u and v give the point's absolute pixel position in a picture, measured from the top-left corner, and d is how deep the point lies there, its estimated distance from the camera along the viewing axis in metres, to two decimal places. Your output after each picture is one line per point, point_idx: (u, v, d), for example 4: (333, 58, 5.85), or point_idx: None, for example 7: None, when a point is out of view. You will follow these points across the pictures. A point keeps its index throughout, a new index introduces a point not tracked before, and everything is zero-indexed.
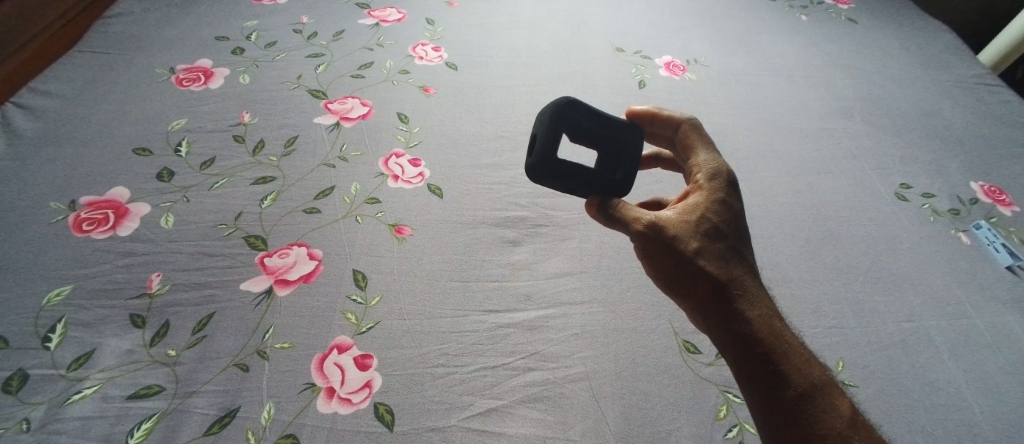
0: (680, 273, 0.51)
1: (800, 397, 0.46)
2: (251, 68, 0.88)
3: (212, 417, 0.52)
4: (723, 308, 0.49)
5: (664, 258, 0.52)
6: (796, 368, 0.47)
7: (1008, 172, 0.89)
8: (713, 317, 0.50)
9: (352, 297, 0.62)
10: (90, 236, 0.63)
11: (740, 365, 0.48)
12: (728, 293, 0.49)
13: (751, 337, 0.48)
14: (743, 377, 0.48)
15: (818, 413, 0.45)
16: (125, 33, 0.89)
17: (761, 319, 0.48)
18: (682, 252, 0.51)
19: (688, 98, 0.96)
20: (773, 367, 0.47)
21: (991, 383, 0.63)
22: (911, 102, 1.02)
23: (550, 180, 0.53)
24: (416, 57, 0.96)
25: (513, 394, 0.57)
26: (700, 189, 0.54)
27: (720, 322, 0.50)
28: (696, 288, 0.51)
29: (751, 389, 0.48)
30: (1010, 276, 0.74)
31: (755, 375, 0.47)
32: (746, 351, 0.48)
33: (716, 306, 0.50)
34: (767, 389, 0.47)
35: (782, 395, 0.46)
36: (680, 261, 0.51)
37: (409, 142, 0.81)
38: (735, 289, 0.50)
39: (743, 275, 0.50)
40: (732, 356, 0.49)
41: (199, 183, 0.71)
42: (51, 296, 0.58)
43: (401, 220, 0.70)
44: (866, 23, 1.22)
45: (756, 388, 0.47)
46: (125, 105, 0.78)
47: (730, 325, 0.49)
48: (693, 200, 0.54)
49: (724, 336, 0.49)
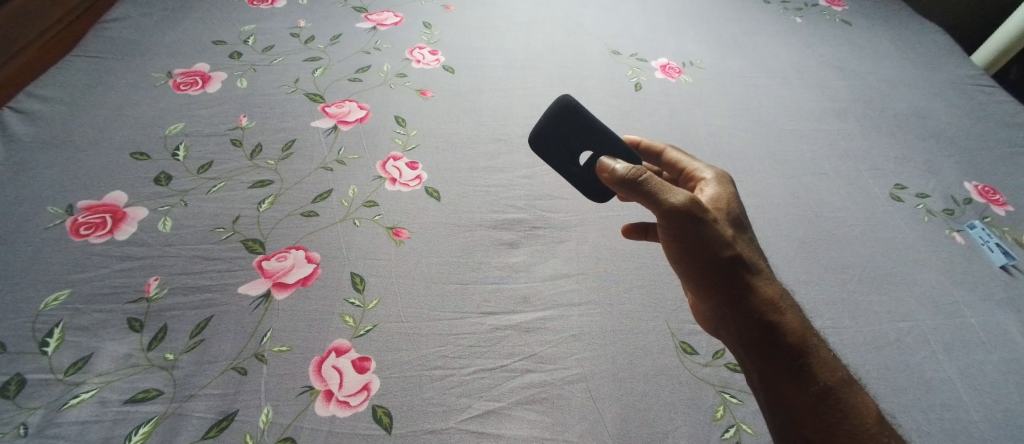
0: (714, 258, 0.54)
1: (830, 392, 0.51)
2: (249, 72, 0.88)
3: (210, 420, 0.52)
4: (754, 296, 0.54)
5: (700, 241, 0.54)
6: (825, 364, 0.52)
7: (1002, 172, 0.90)
8: (744, 302, 0.54)
9: (351, 300, 0.62)
10: (88, 240, 0.63)
11: (765, 352, 0.53)
12: (756, 283, 0.55)
13: (779, 325, 0.53)
14: (766, 362, 0.53)
15: (849, 405, 0.51)
16: (122, 37, 0.90)
17: (786, 310, 0.54)
18: (718, 238, 0.54)
19: (685, 100, 0.96)
20: (797, 355, 0.52)
21: (987, 382, 0.63)
22: (905, 103, 1.02)
23: (561, 137, 0.60)
24: (414, 60, 0.96)
25: (511, 395, 0.57)
26: (719, 188, 0.60)
27: (752, 308, 0.54)
28: (729, 273, 0.54)
29: (775, 375, 0.52)
30: (1005, 275, 0.74)
31: (780, 361, 0.52)
32: (774, 338, 0.53)
33: (747, 293, 0.54)
34: (795, 377, 0.52)
35: (809, 384, 0.52)
36: (716, 246, 0.54)
37: (407, 145, 0.81)
38: (760, 279, 0.55)
39: (765, 269, 0.56)
40: (758, 341, 0.53)
41: (197, 187, 0.71)
42: (49, 301, 0.58)
43: (399, 223, 0.70)
44: (860, 25, 1.23)
45: (781, 374, 0.52)
46: (122, 110, 0.78)
47: (760, 312, 0.54)
48: (712, 195, 0.59)
49: (753, 322, 0.54)
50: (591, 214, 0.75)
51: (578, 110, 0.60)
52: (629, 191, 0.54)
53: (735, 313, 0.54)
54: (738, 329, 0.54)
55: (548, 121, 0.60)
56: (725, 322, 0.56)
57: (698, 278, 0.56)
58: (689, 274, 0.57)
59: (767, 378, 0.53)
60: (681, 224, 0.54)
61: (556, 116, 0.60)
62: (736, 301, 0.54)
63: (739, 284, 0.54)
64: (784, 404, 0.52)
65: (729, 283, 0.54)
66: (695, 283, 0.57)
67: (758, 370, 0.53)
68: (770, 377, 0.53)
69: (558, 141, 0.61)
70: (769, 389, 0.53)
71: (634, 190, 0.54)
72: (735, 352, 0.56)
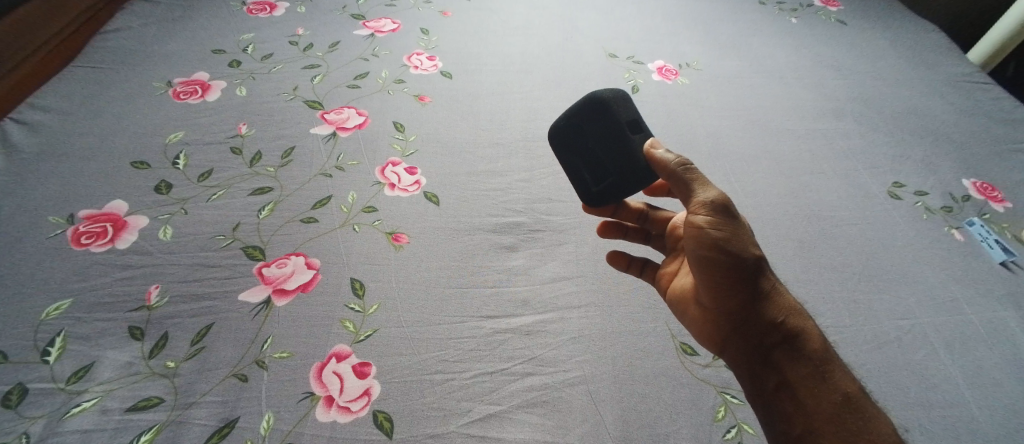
0: (746, 257, 0.54)
1: (848, 402, 0.51)
2: (248, 80, 0.89)
3: (211, 427, 0.52)
4: (777, 302, 0.56)
5: (736, 235, 0.54)
6: (843, 372, 0.53)
7: (999, 169, 0.90)
8: (771, 305, 0.55)
9: (351, 306, 0.62)
10: (89, 249, 0.63)
11: (785, 358, 0.54)
12: (777, 295, 0.56)
13: (802, 331, 0.55)
14: (786, 370, 0.54)
15: (871, 415, 0.50)
16: (121, 48, 0.90)
17: (806, 320, 0.56)
18: (751, 238, 0.55)
19: (681, 101, 0.97)
20: (819, 362, 0.54)
21: (988, 379, 0.62)
22: (902, 100, 1.02)
23: (599, 119, 0.61)
24: (411, 66, 0.96)
25: (512, 399, 0.57)
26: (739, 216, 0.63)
27: (777, 312, 0.55)
28: (756, 275, 0.55)
29: (794, 383, 0.53)
30: (1005, 272, 0.74)
31: (801, 368, 0.54)
32: (798, 343, 0.54)
33: (770, 298, 0.56)
34: (818, 384, 0.52)
35: (831, 391, 0.52)
36: (747, 246, 0.55)
37: (405, 151, 0.81)
38: (782, 289, 0.57)
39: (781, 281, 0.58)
40: (779, 348, 0.55)
41: (197, 195, 0.71)
42: (50, 310, 0.58)
43: (397, 228, 0.71)
44: (855, 25, 1.23)
45: (801, 381, 0.53)
46: (123, 119, 0.79)
47: (784, 318, 0.55)
48: None
49: (777, 327, 0.55)
50: (590, 217, 0.76)
51: (627, 100, 0.61)
52: (669, 176, 0.56)
53: (758, 317, 0.55)
54: (758, 335, 0.56)
55: (576, 107, 0.62)
56: (746, 328, 0.56)
57: (725, 276, 0.55)
58: (716, 272, 0.55)
59: (785, 388, 0.54)
60: (718, 214, 0.54)
61: (586, 103, 0.61)
62: (761, 305, 0.55)
63: (766, 286, 0.56)
64: (804, 414, 0.52)
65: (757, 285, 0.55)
66: (722, 283, 0.55)
67: (778, 378, 0.54)
68: (789, 385, 0.54)
69: (575, 131, 0.63)
70: (787, 398, 0.53)
71: (674, 176, 0.55)
72: (751, 361, 0.56)
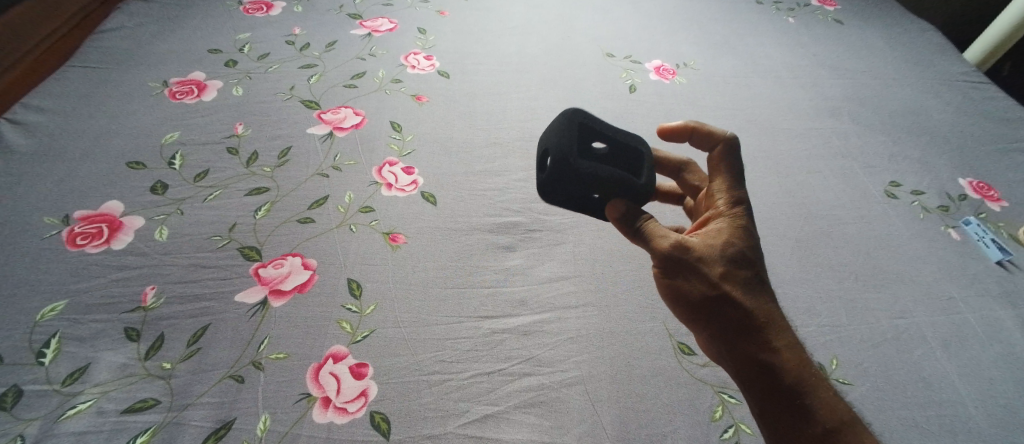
0: (704, 299, 0.53)
1: (831, 434, 0.49)
2: (244, 80, 0.89)
3: (208, 429, 0.52)
4: (751, 336, 0.52)
5: (688, 279, 0.53)
6: (827, 403, 0.50)
7: (995, 168, 0.90)
8: (743, 343, 0.52)
9: (347, 306, 0.62)
10: (84, 250, 0.63)
11: (764, 393, 0.51)
12: (755, 326, 0.52)
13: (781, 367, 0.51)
14: (766, 406, 0.51)
15: None
16: (117, 47, 0.90)
17: (789, 351, 0.51)
18: (706, 279, 0.52)
19: (679, 101, 0.96)
20: (799, 396, 0.50)
21: (984, 378, 0.63)
22: (899, 100, 1.03)
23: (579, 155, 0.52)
24: (409, 66, 0.96)
25: (509, 399, 0.57)
26: (723, 213, 0.56)
27: (750, 350, 0.52)
28: (722, 314, 0.53)
29: (775, 417, 0.51)
30: (1001, 270, 0.74)
31: (779, 403, 0.51)
32: (775, 381, 0.51)
33: (743, 334, 0.52)
34: (798, 419, 0.50)
35: (812, 426, 0.49)
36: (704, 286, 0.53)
37: (402, 151, 0.81)
38: (761, 318, 0.52)
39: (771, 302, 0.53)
40: (756, 386, 0.51)
41: (193, 195, 0.71)
42: (45, 312, 0.58)
43: (395, 228, 0.71)
44: (853, 23, 1.23)
45: (781, 416, 0.50)
46: (118, 119, 0.79)
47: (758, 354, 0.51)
48: (714, 228, 0.55)
49: (752, 367, 0.51)
50: (588, 216, 0.75)
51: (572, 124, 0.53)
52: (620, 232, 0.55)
53: (732, 353, 0.53)
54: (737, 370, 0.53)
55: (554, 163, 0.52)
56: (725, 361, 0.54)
57: (692, 317, 0.55)
58: (683, 312, 0.56)
59: (769, 422, 0.52)
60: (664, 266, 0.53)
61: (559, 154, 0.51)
62: (732, 343, 0.52)
63: (737, 325, 0.52)
64: None
65: (723, 326, 0.53)
66: (691, 321, 0.55)
67: (760, 411, 0.52)
68: (772, 420, 0.51)
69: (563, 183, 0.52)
70: (772, 431, 0.51)
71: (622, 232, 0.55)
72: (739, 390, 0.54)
